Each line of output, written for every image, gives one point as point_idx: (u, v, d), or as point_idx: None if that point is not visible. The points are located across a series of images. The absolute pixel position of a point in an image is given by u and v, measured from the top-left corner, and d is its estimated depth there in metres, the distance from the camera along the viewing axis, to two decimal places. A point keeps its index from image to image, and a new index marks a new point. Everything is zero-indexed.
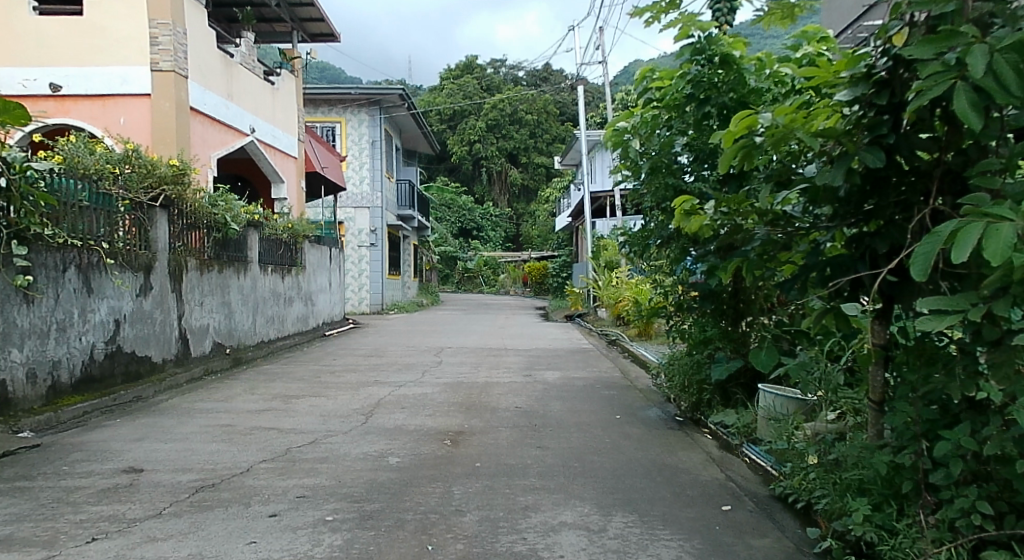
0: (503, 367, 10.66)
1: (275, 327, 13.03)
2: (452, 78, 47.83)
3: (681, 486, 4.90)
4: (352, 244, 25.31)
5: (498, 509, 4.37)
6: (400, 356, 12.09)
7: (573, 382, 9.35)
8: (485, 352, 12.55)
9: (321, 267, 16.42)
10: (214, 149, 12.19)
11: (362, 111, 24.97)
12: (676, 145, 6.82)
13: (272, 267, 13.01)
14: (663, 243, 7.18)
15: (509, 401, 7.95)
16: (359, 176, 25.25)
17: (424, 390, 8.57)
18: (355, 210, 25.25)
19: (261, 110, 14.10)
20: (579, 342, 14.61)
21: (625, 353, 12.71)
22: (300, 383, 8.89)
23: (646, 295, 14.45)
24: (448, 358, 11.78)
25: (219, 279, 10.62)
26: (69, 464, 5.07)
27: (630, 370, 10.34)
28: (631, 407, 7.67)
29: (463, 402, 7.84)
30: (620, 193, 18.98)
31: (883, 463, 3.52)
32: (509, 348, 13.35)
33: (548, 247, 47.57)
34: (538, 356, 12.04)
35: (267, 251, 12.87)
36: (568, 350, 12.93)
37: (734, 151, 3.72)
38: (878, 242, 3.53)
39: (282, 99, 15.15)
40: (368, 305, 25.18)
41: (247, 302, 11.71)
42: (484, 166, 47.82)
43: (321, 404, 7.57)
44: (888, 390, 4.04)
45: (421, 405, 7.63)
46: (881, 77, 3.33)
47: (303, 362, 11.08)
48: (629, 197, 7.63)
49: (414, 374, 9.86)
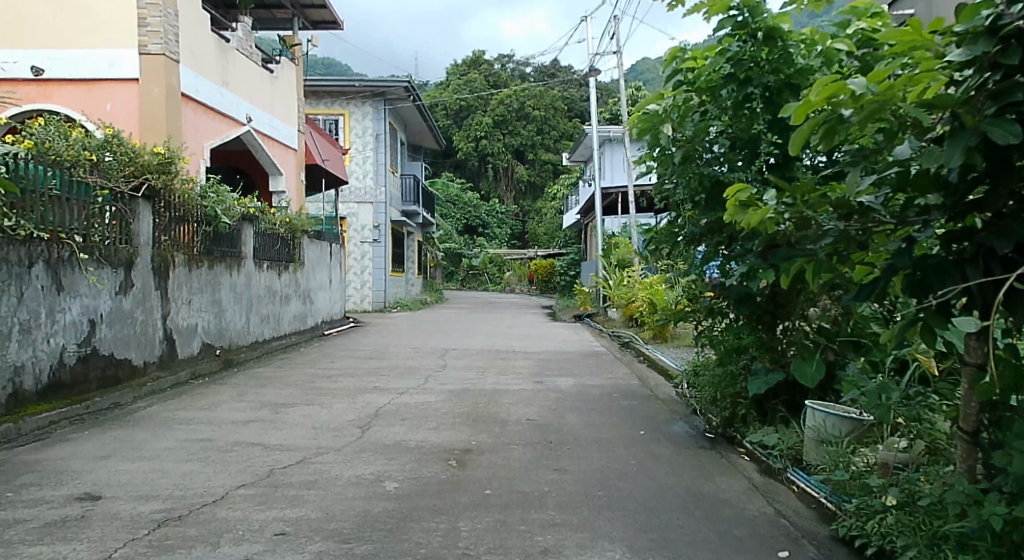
0: (511, 373, 9.98)
1: (270, 327, 12.34)
2: (459, 74, 47.30)
3: (725, 524, 4.20)
4: (354, 241, 24.63)
5: (513, 553, 3.68)
6: (403, 358, 11.40)
7: (589, 390, 8.66)
8: (492, 356, 11.87)
9: (320, 263, 15.73)
10: (208, 138, 11.55)
11: (367, 103, 24.29)
12: (711, 132, 6.11)
13: (267, 263, 12.35)
14: (692, 240, 6.49)
15: (520, 412, 7.25)
16: (362, 170, 24.50)
17: (426, 399, 7.89)
18: (358, 205, 24.59)
19: (259, 98, 13.44)
20: (590, 344, 13.95)
21: (641, 358, 12.02)
22: (293, 389, 8.22)
23: (662, 296, 13.78)
24: (453, 361, 11.11)
25: (210, 276, 9.96)
26: (14, 490, 4.39)
27: (648, 377, 9.67)
28: (654, 421, 6.97)
29: (471, 413, 7.15)
30: (633, 191, 18.28)
31: (996, 516, 2.89)
32: (517, 350, 12.69)
33: (554, 245, 46.91)
34: (549, 360, 11.36)
35: (263, 247, 12.20)
36: (579, 353, 12.26)
37: (811, 127, 3.01)
38: (997, 242, 2.85)
39: (282, 88, 14.49)
40: (370, 303, 24.52)
41: (240, 301, 11.03)
42: (490, 163, 47.18)
43: (313, 414, 6.88)
44: (985, 420, 3.36)
45: (424, 416, 6.96)
46: (1013, 30, 2.64)
47: (298, 365, 10.41)
48: (653, 188, 6.93)
49: (416, 380, 9.17)
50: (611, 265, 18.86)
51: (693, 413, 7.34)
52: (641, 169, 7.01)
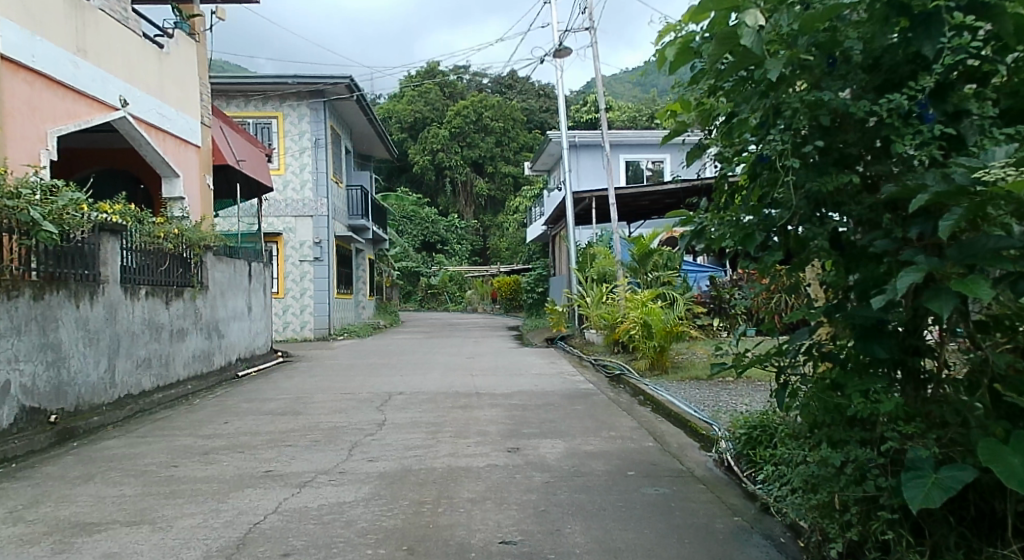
0: (476, 435, 7.08)
1: (151, 373, 9.28)
2: (413, 85, 44.86)
3: None
4: (292, 259, 21.63)
5: None
6: (328, 413, 8.44)
7: (588, 465, 5.85)
8: (449, 404, 8.95)
9: (234, 286, 12.69)
10: (55, 124, 8.55)
11: (303, 104, 21.34)
12: (835, 25, 3.33)
13: (148, 288, 9.33)
14: (774, 231, 3.79)
15: (488, 527, 4.37)
16: (300, 180, 21.53)
17: (340, 500, 4.97)
18: (295, 219, 21.57)
19: (139, 78, 10.39)
20: (573, 379, 11.18)
21: (641, 400, 9.31)
22: (128, 487, 5.22)
23: (659, 317, 11.03)
24: (395, 415, 8.24)
25: (37, 309, 6.90)
26: None
27: (665, 435, 6.95)
28: (713, 540, 4.16)
29: (407, 533, 4.26)
30: (613, 194, 15.69)
31: None
32: (481, 392, 9.88)
33: (517, 260, 44.18)
34: (523, 408, 8.57)
35: (141, 267, 9.20)
36: (562, 395, 9.48)
37: None
38: None
39: (173, 68, 11.44)
40: (312, 330, 21.50)
41: (98, 344, 7.97)
42: (448, 176, 44.54)
43: (125, 552, 3.92)
44: None
45: (324, 545, 4.07)
46: None
47: (172, 430, 7.39)
48: (688, 154, 4.28)
49: (334, 455, 6.25)
50: (588, 280, 16.00)
51: (770, 514, 4.57)
52: (674, 125, 4.35)
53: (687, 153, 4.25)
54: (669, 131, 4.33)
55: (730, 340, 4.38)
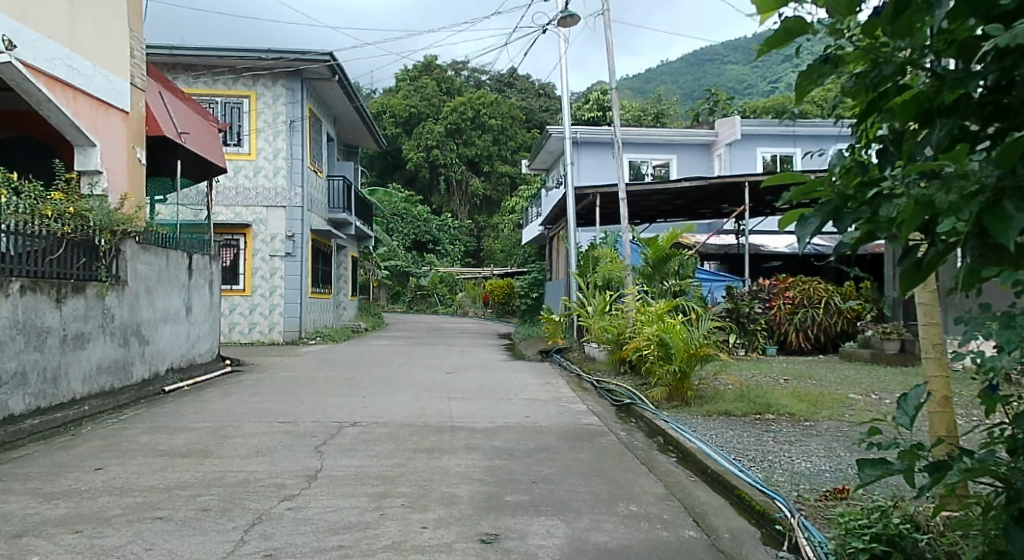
0: (439, 506, 4.92)
1: (26, 391, 7.12)
2: (409, 79, 42.80)
3: None
4: (261, 254, 19.43)
5: None
6: (246, 456, 6.28)
7: None
8: (412, 446, 6.78)
9: (166, 283, 10.49)
10: None
11: (278, 83, 19.24)
12: None
13: (26, 281, 7.18)
14: None
15: None
16: (273, 167, 19.41)
17: None
18: (267, 210, 19.35)
19: (35, 17, 8.24)
20: (574, 408, 9.06)
21: (662, 444, 7.21)
22: None
23: (680, 335, 8.88)
24: (335, 465, 6.06)
25: None
26: None
27: (710, 515, 4.84)
28: None
29: None
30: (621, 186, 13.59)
31: None
32: (457, 427, 7.72)
33: (512, 263, 40.64)
34: (508, 455, 6.43)
35: (17, 254, 7.08)
36: (560, 435, 7.37)
37: None
38: None
39: (90, 10, 9.30)
40: (281, 333, 19.33)
41: None
42: (442, 174, 42.37)
43: None
44: None
45: None
46: None
47: (7, 484, 5.20)
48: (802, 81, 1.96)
49: (212, 545, 4.07)
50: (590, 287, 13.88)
51: None
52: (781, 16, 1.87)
53: (804, 77, 1.94)
54: (758, 44, 1.95)
55: (895, 418, 2.34)
